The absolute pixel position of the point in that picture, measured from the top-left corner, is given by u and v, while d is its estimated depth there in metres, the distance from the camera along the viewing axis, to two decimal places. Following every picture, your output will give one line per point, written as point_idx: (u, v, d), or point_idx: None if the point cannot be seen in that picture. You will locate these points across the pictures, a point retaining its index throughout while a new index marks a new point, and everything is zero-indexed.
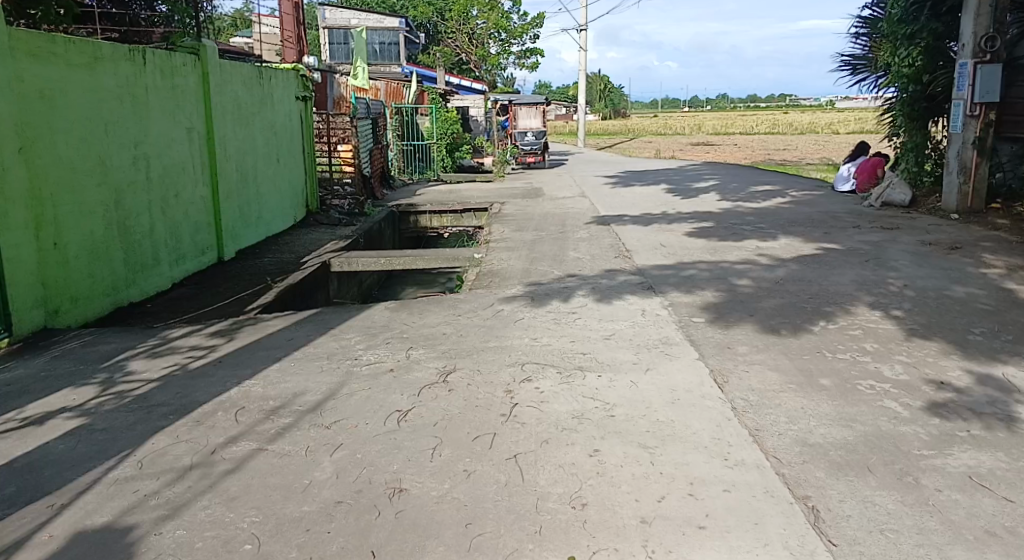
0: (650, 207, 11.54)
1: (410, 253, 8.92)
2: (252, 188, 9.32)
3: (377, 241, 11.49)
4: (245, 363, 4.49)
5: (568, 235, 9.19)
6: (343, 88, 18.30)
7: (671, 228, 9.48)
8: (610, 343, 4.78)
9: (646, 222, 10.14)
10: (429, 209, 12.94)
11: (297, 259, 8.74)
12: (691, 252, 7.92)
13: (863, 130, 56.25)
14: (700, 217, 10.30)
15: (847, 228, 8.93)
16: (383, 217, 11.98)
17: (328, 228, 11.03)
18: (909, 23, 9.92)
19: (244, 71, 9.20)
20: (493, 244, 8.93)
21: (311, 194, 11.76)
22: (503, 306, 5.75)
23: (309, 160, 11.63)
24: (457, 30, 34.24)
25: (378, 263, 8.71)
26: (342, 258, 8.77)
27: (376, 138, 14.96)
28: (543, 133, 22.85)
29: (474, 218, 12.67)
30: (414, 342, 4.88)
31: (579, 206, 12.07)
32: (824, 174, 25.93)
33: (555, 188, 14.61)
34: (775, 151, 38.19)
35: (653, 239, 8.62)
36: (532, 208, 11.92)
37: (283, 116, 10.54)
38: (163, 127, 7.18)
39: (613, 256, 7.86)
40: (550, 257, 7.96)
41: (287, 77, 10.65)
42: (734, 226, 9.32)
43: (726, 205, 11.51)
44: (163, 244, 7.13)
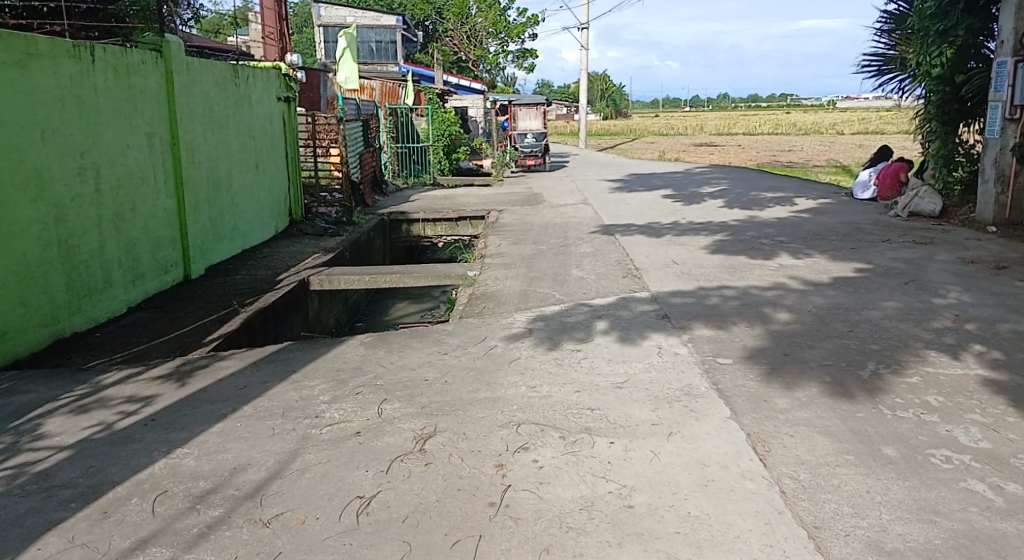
0: (658, 216, 10.78)
1: (396, 269, 8.11)
2: (225, 197, 8.54)
3: (365, 253, 10.73)
4: (181, 424, 3.72)
5: (571, 249, 8.43)
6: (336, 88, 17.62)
7: (682, 241, 8.71)
8: (623, 394, 3.99)
9: (655, 232, 9.36)
10: (422, 217, 12.15)
11: (273, 276, 7.95)
12: (707, 272, 7.15)
13: (868, 130, 55.53)
14: (713, 228, 9.52)
15: (876, 243, 8.16)
16: (372, 227, 11.21)
17: (311, 239, 10.24)
18: (942, 18, 9.11)
19: (217, 70, 8.42)
20: (488, 259, 8.15)
21: (295, 202, 10.99)
22: (496, 342, 4.97)
23: (293, 165, 10.86)
24: (455, 28, 33.45)
25: (363, 281, 7.90)
26: (322, 276, 7.95)
27: (366, 141, 14.17)
28: (544, 134, 22.04)
29: (471, 227, 11.95)
30: (390, 391, 4.11)
31: (582, 214, 11.28)
32: (832, 177, 25.15)
33: (557, 194, 13.85)
34: (781, 152, 37.36)
35: (664, 255, 7.85)
36: (533, 217, 11.15)
37: (263, 118, 9.78)
38: (117, 133, 6.41)
39: (620, 276, 7.10)
40: (552, 276, 7.19)
41: (267, 76, 9.88)
42: (751, 240, 8.55)
43: (739, 214, 10.74)
44: (117, 263, 6.36)
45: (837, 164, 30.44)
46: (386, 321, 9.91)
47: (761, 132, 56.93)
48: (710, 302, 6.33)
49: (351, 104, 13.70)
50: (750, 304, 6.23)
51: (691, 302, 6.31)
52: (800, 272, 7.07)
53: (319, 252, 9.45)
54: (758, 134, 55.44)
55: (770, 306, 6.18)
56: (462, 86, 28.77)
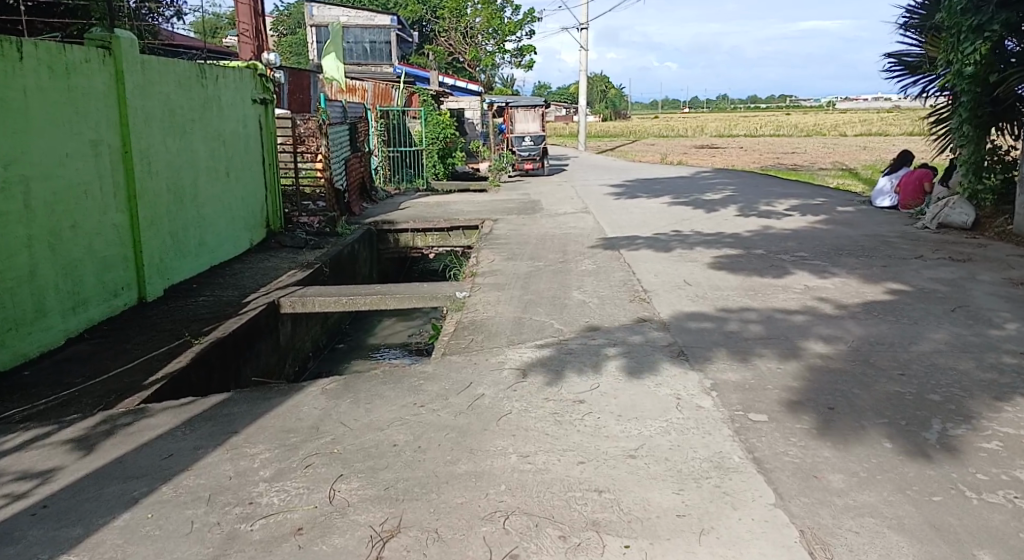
0: (664, 226, 10.03)
1: (378, 289, 7.28)
2: (189, 209, 7.75)
3: (350, 267, 9.96)
4: (78, 514, 2.94)
5: (571, 266, 7.66)
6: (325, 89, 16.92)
7: (693, 255, 7.93)
8: (636, 468, 3.20)
9: (664, 245, 8.57)
10: (411, 227, 11.39)
11: (239, 297, 7.14)
12: (724, 294, 6.36)
13: (869, 132, 54.97)
14: (725, 241, 8.75)
15: (909, 260, 7.38)
16: (357, 238, 10.43)
17: (288, 252, 9.45)
18: (974, 13, 8.22)
19: (179, 69, 7.65)
20: (480, 277, 7.36)
21: (273, 212, 10.20)
22: (484, 389, 4.18)
23: (270, 172, 10.08)
24: (451, 27, 32.68)
25: (339, 303, 7.07)
26: (295, 297, 7.08)
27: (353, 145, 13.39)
28: (542, 137, 21.28)
29: (464, 238, 11.32)
30: (349, 463, 3.31)
31: (583, 224, 10.51)
32: (840, 181, 24.41)
33: (556, 201, 13.07)
34: (785, 154, 36.55)
35: (675, 273, 7.07)
36: (530, 228, 10.39)
37: (236, 123, 9.00)
38: (53, 140, 5.63)
39: (626, 300, 6.32)
40: (550, 299, 6.41)
41: (240, 76, 9.12)
42: (770, 256, 7.76)
43: (752, 223, 9.96)
44: (52, 289, 5.57)
45: (841, 167, 29.77)
46: (369, 341, 9.13)
47: (762, 133, 56.36)
48: (732, 328, 5.53)
49: (337, 105, 12.88)
50: (778, 332, 5.44)
51: (709, 330, 5.52)
52: (829, 295, 6.29)
53: (298, 267, 8.66)
54: (759, 135, 54.87)
55: (799, 335, 5.39)
56: (458, 87, 27.98)
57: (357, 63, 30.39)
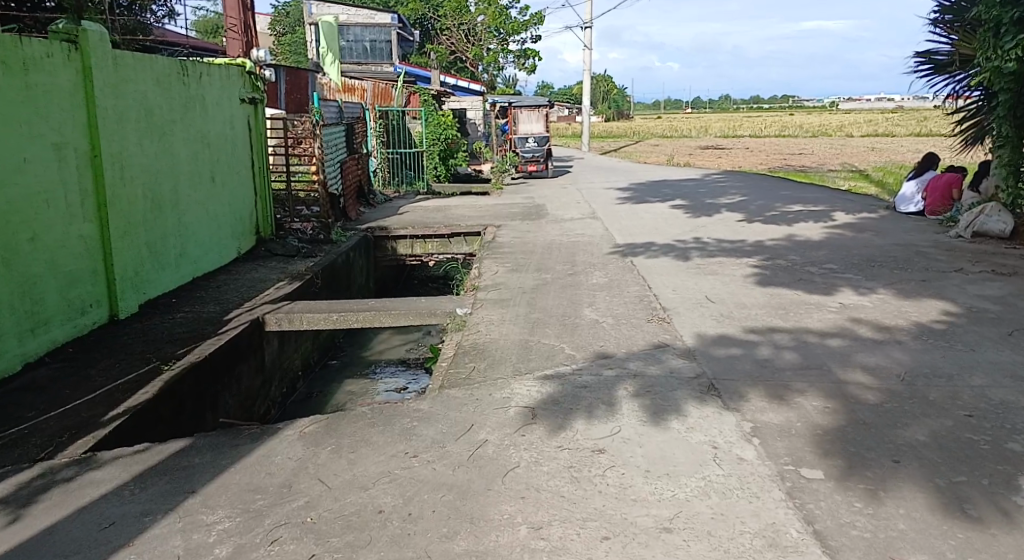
0: (677, 232, 9.43)
1: (371, 305, 6.72)
2: (168, 217, 7.19)
3: (345, 277, 9.41)
4: None
5: (581, 279, 7.08)
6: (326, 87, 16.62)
7: (713, 266, 7.33)
8: (675, 549, 2.62)
9: (680, 254, 7.97)
10: (410, 234, 10.82)
11: (221, 313, 6.56)
12: (751, 311, 5.77)
13: (876, 133, 54.21)
14: (745, 249, 8.15)
15: (948, 274, 6.79)
16: (352, 245, 9.86)
17: (278, 262, 8.87)
18: (1015, 5, 7.60)
19: (158, 66, 7.09)
20: (483, 291, 6.79)
21: (263, 218, 9.64)
22: (488, 434, 3.60)
23: (260, 176, 9.53)
24: (453, 26, 32.06)
25: (329, 320, 6.51)
26: (281, 313, 6.51)
27: (350, 146, 12.84)
28: (546, 139, 20.72)
29: (466, 244, 10.80)
30: (324, 539, 2.73)
31: (591, 231, 9.92)
32: (851, 183, 23.81)
33: (562, 206, 12.48)
34: (793, 155, 35.88)
35: (696, 288, 6.48)
36: (535, 235, 9.80)
37: (222, 124, 8.44)
38: (8, 144, 5.06)
39: (644, 319, 5.74)
40: (559, 318, 5.82)
41: (227, 74, 8.56)
42: (796, 268, 7.16)
43: (772, 230, 9.36)
44: (7, 309, 5.00)
45: (851, 169, 29.14)
46: (363, 355, 8.56)
47: (768, 134, 55.69)
48: (764, 353, 4.95)
49: (334, 105, 12.31)
50: (816, 357, 4.85)
51: (739, 354, 4.93)
52: (868, 314, 5.69)
53: (288, 278, 8.10)
54: (765, 136, 54.20)
55: (840, 360, 4.79)
56: (460, 87, 27.37)
57: (356, 63, 29.79)
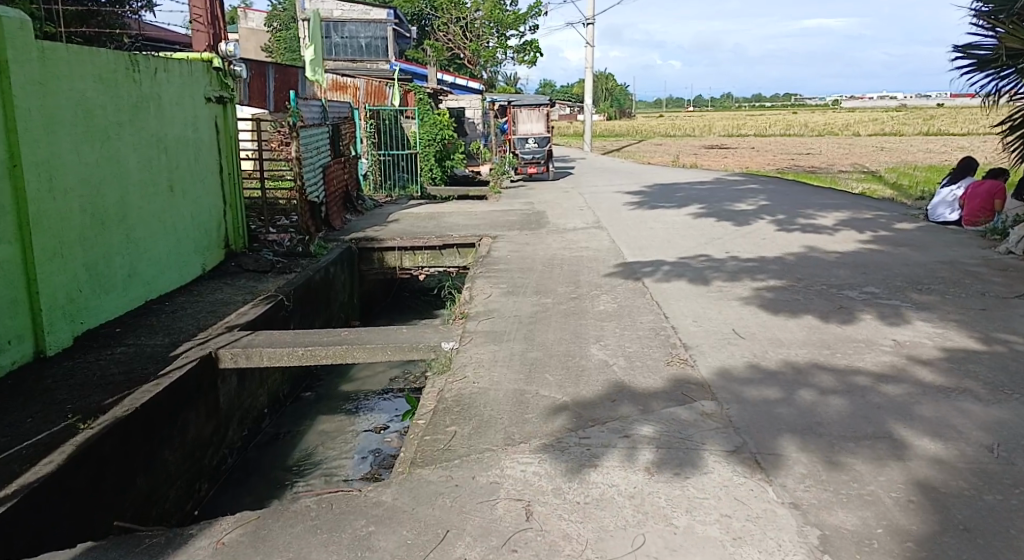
0: (691, 245, 8.51)
1: (344, 336, 5.82)
2: (114, 233, 6.28)
3: (324, 294, 8.52)
4: None
5: (585, 306, 6.16)
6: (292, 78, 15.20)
7: (738, 289, 6.39)
8: None
9: (697, 274, 7.04)
10: (399, 244, 9.90)
11: (168, 347, 5.64)
12: (788, 350, 4.81)
13: (883, 132, 53.20)
14: (771, 267, 7.21)
15: (1011, 300, 5.87)
16: (333, 259, 8.96)
17: (249, 280, 7.96)
18: None
19: (101, 61, 6.17)
20: (473, 320, 5.87)
21: (234, 230, 8.73)
22: (467, 548, 2.69)
23: (229, 183, 8.62)
24: (450, 22, 31.15)
25: (293, 354, 5.59)
26: (239, 348, 5.60)
27: (335, 149, 11.92)
28: (546, 139, 19.81)
29: (459, 256, 9.97)
30: None
31: (596, 244, 9.00)
32: (863, 185, 22.84)
33: (563, 214, 11.56)
34: (800, 155, 34.93)
35: (719, 318, 5.54)
36: (534, 249, 8.87)
37: (182, 125, 7.55)
38: None
39: (661, 356, 4.82)
40: (561, 357, 4.89)
41: (187, 69, 7.66)
42: (832, 291, 6.22)
43: (797, 243, 8.42)
44: None
45: (863, 170, 28.22)
46: (341, 385, 7.65)
47: (773, 133, 54.75)
48: (812, 401, 3.99)
49: (320, 105, 11.38)
50: (877, 407, 3.89)
51: (781, 399, 3.98)
52: (929, 351, 4.74)
53: (256, 298, 7.19)
54: (770, 136, 53.27)
55: (909, 411, 3.84)
56: (458, 86, 26.43)
57: (350, 60, 28.91)
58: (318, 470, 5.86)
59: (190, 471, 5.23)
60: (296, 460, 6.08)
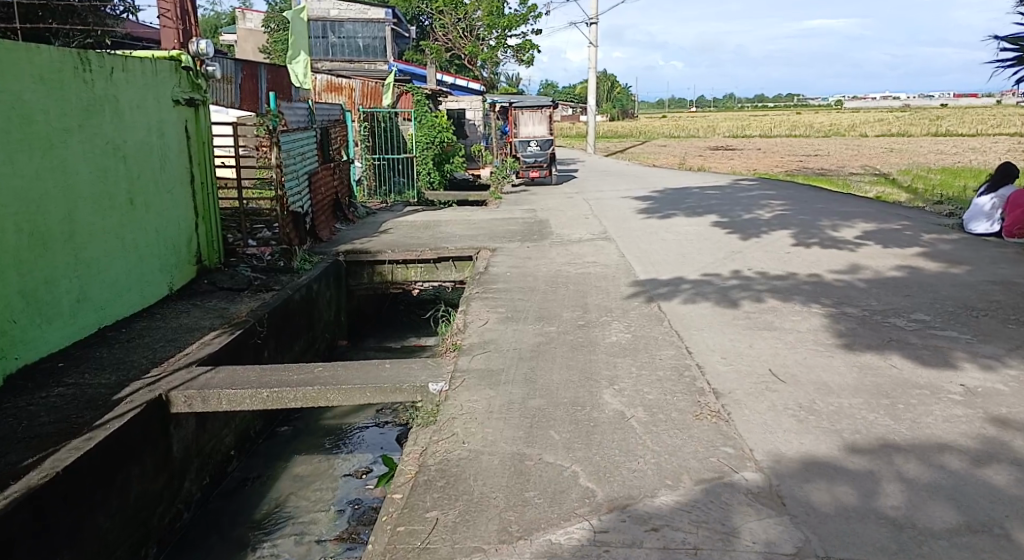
0: (709, 261, 7.74)
1: (317, 373, 5.04)
2: (59, 252, 5.51)
3: (306, 314, 7.77)
4: None
5: (595, 337, 5.40)
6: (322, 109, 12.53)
7: (769, 318, 5.61)
8: None
9: (720, 297, 6.26)
10: (391, 257, 9.13)
11: (113, 388, 4.88)
12: (841, 401, 4.03)
13: (890, 132, 52.42)
14: (803, 293, 6.44)
15: None
16: (317, 276, 8.19)
17: (220, 300, 7.20)
18: None
19: (42, 57, 5.41)
20: (467, 354, 5.11)
21: (207, 244, 7.97)
22: None
23: (203, 192, 7.89)
24: (450, 21, 30.39)
25: (257, 397, 4.83)
26: (193, 390, 4.83)
27: (324, 152, 11.15)
28: (548, 142, 19.07)
29: (455, 270, 9.22)
30: None
31: (605, 258, 8.23)
32: (876, 189, 22.07)
33: (568, 223, 10.79)
34: (808, 157, 34.14)
35: (752, 356, 4.76)
36: (537, 264, 8.10)
37: (144, 130, 6.80)
38: None
39: (689, 406, 4.05)
40: (569, 406, 4.12)
41: (151, 69, 6.93)
42: (877, 323, 5.44)
43: (826, 261, 7.64)
44: None
45: (875, 172, 27.38)
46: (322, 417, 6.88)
47: (778, 134, 53.94)
48: (895, 495, 3.14)
49: (306, 105, 10.59)
50: (988, 507, 3.04)
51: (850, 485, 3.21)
52: (1011, 404, 3.95)
53: (225, 324, 6.43)
54: (775, 136, 52.43)
55: None
56: (457, 86, 25.67)
57: (348, 60, 28.20)
58: (288, 528, 5.09)
59: (132, 537, 4.49)
60: (264, 512, 5.31)
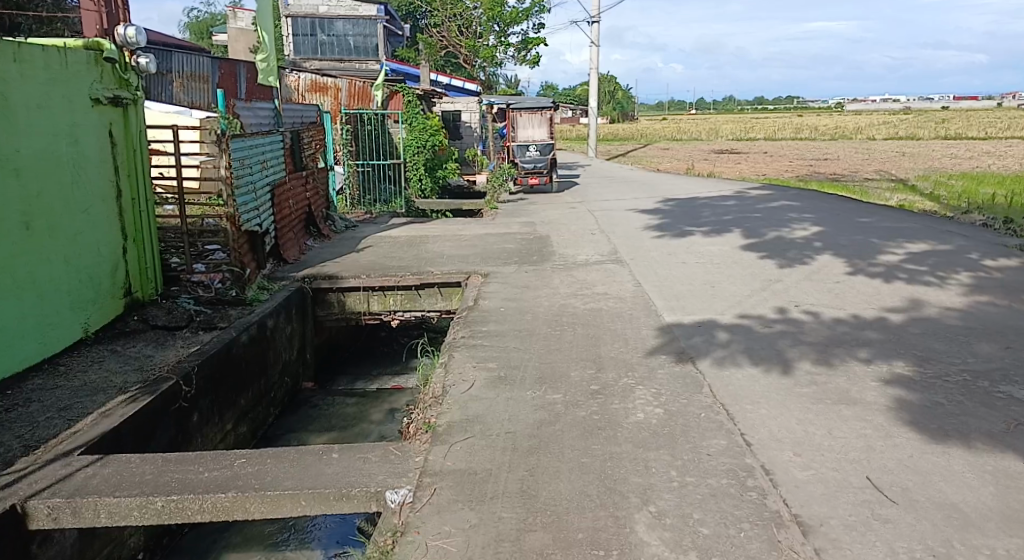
0: (746, 296, 6.42)
1: (239, 470, 3.69)
2: None
3: (258, 358, 6.41)
4: None
5: (615, 410, 4.08)
6: (307, 129, 10.75)
7: (843, 386, 4.29)
8: None
9: (770, 357, 4.95)
10: (365, 284, 7.80)
11: None
12: (993, 546, 2.73)
13: (898, 135, 51.08)
14: (870, 345, 5.13)
15: None
16: (275, 308, 6.88)
17: (148, 346, 5.84)
18: None
19: None
20: (444, 440, 3.78)
21: (138, 272, 6.61)
22: None
23: (133, 210, 6.55)
24: (445, 18, 29.05)
25: (149, 508, 3.48)
26: (61, 499, 3.48)
27: (295, 160, 9.78)
28: (550, 146, 17.89)
29: (441, 298, 7.87)
30: None
31: (618, 288, 6.91)
32: (896, 196, 20.77)
33: (572, 241, 9.44)
34: (818, 161, 32.87)
35: (839, 453, 3.44)
36: (537, 295, 6.77)
37: (46, 135, 5.44)
38: None
39: (767, 548, 2.74)
40: (588, 546, 2.80)
41: (59, 61, 5.58)
42: (987, 394, 4.14)
43: (887, 294, 6.34)
44: None
45: (892, 177, 26.05)
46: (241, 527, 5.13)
47: (783, 137, 52.65)
48: None
49: (272, 106, 9.24)
50: None
51: None
52: None
53: (140, 381, 5.08)
54: (782, 139, 51.11)
55: None
56: (452, 86, 24.32)
57: (338, 60, 26.88)
58: None
59: None
60: None
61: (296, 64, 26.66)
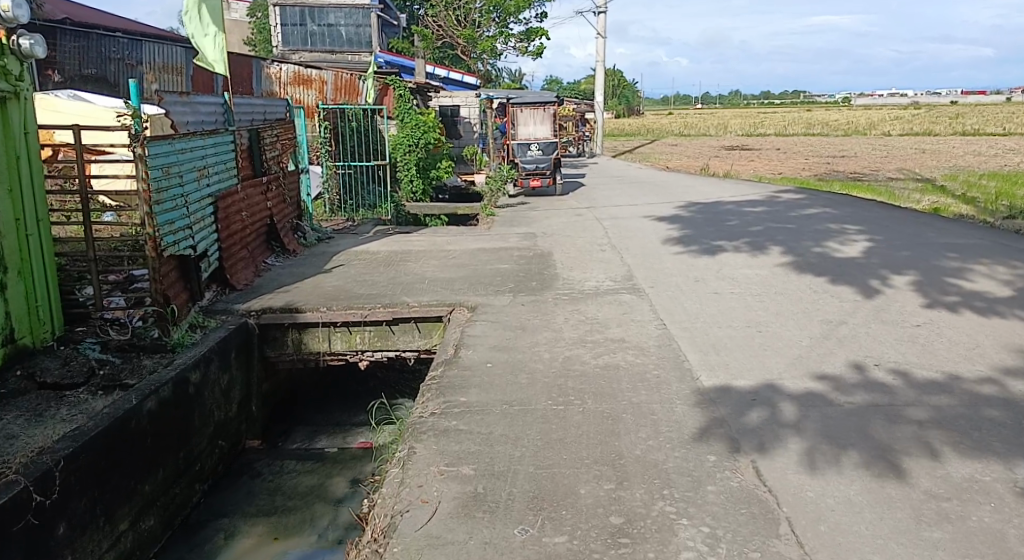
0: (807, 348, 4.96)
1: None
2: None
3: (172, 427, 4.93)
4: None
5: None
6: (273, 128, 9.23)
7: (995, 529, 2.86)
8: None
9: (863, 449, 3.49)
10: (326, 319, 6.33)
11: None
12: None
13: (913, 131, 49.46)
14: (1000, 429, 3.68)
15: None
16: (204, 356, 5.43)
17: (18, 419, 4.40)
18: None
19: None
20: None
21: (25, 312, 5.18)
22: None
23: (16, 232, 5.12)
24: (441, 7, 27.58)
25: None
26: None
27: (252, 165, 8.32)
28: (554, 145, 16.34)
29: (419, 335, 6.39)
30: None
31: (640, 332, 5.44)
32: (927, 198, 19.26)
33: (578, 260, 7.98)
34: (835, 158, 31.31)
35: None
36: (535, 342, 5.32)
37: None
38: None
39: None
40: None
41: None
42: None
43: (991, 346, 4.88)
44: None
45: (916, 176, 24.47)
46: None
47: (792, 132, 51.09)
48: None
49: (222, 101, 7.77)
50: None
51: None
52: None
53: None
54: (793, 135, 49.48)
55: None
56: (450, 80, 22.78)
57: (329, 51, 25.44)
58: None
59: None
60: None
61: (285, 56, 25.20)
